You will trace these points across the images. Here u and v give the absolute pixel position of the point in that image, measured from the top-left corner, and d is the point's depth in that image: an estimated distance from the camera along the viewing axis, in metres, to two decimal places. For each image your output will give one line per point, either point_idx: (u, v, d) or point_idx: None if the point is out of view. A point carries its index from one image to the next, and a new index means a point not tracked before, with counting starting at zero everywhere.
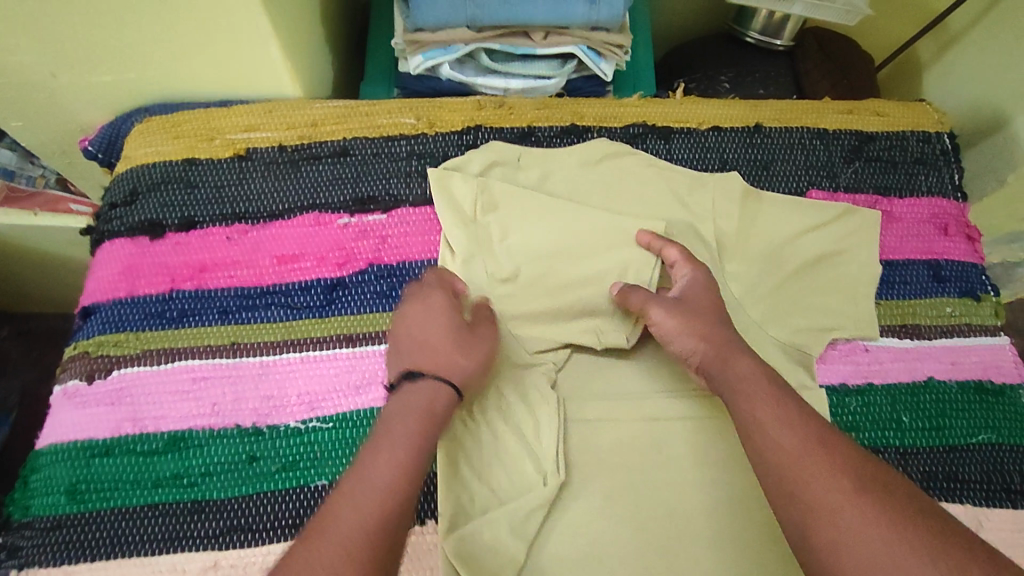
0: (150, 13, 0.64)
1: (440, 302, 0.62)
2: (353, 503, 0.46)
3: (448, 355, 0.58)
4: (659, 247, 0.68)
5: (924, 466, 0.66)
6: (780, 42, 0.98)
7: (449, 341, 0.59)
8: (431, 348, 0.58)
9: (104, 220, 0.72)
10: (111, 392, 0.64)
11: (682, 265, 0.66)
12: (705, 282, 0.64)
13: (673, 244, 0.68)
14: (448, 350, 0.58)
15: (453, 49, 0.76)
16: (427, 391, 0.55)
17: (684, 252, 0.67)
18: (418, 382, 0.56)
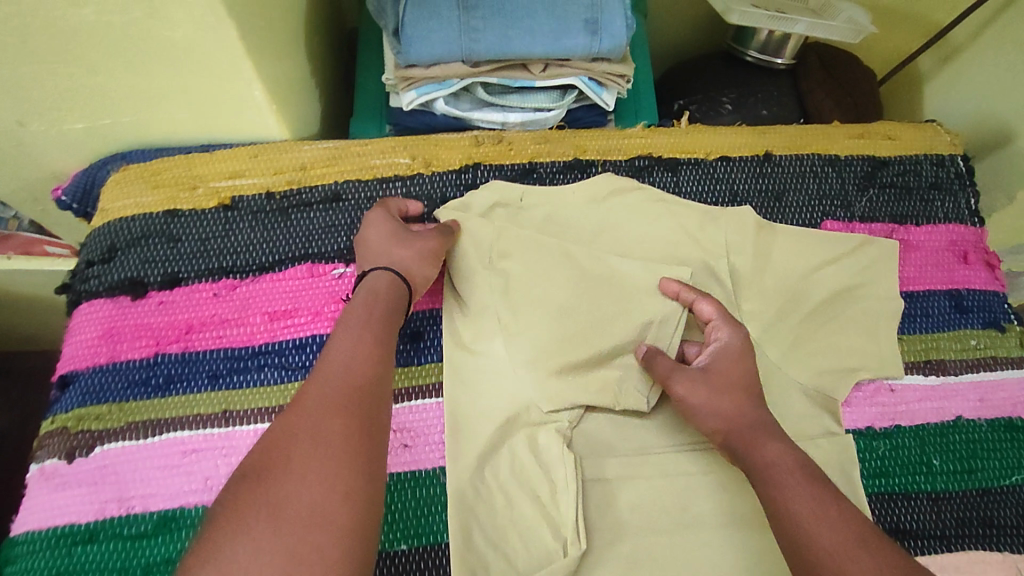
0: (122, 60, 0.59)
1: (382, 215, 0.66)
2: (324, 374, 0.51)
3: (395, 253, 0.62)
4: (690, 298, 0.66)
5: (958, 512, 0.64)
6: (780, 61, 0.94)
7: (393, 241, 0.63)
8: (375, 249, 0.63)
9: (80, 280, 0.67)
10: (95, 470, 0.60)
11: (719, 325, 0.64)
12: (738, 349, 0.63)
13: (706, 297, 0.66)
14: (393, 246, 0.63)
15: (447, 83, 0.72)
16: (378, 281, 0.60)
17: (718, 308, 0.65)
18: (367, 278, 0.60)
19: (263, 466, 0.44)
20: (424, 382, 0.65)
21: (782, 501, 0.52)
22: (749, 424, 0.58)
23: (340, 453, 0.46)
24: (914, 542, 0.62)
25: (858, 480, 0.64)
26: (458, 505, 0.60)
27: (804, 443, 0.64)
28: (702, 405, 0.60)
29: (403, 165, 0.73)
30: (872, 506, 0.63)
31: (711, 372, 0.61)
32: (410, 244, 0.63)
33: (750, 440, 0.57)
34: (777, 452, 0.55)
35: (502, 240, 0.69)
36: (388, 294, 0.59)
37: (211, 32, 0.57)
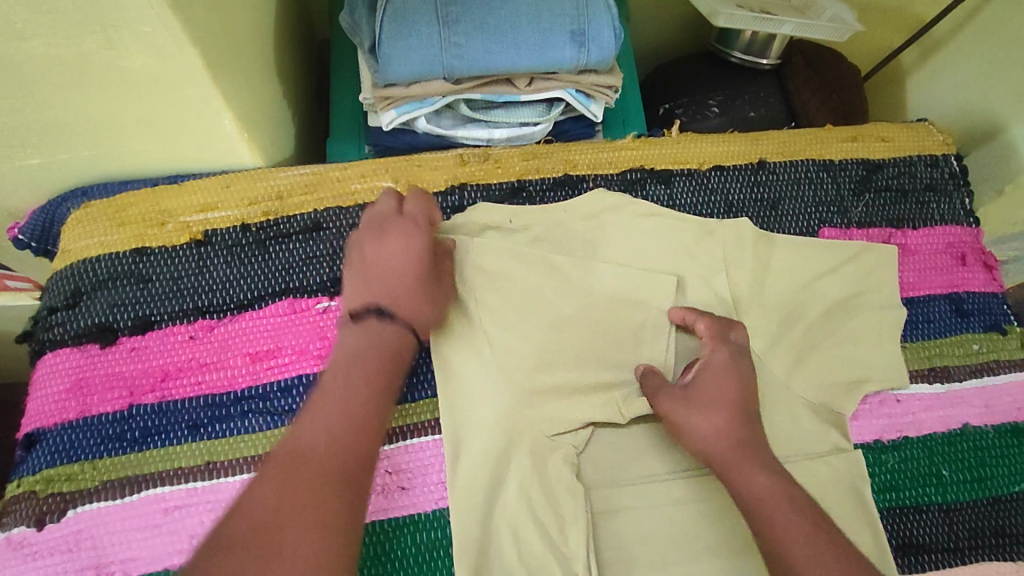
0: (76, 94, 0.55)
1: (418, 238, 0.61)
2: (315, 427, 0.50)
3: (406, 286, 0.58)
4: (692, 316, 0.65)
5: (969, 522, 0.63)
6: (765, 61, 0.91)
7: (407, 271, 0.59)
8: (393, 279, 0.58)
9: (43, 328, 0.63)
10: (68, 537, 0.56)
11: (708, 343, 0.62)
12: (724, 368, 0.61)
13: (704, 319, 0.64)
14: (405, 276, 0.59)
15: (429, 101, 0.68)
16: (400, 340, 0.57)
17: (713, 330, 0.63)
18: (386, 320, 0.57)
19: (256, 532, 0.44)
20: (422, 419, 0.62)
21: (778, 541, 0.51)
22: (733, 447, 0.56)
23: (333, 517, 0.46)
24: (928, 557, 0.61)
25: (870, 496, 0.62)
26: (465, 546, 0.57)
27: (813, 461, 0.63)
28: (682, 424, 0.58)
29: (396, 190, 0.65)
30: (885, 522, 0.62)
31: (693, 394, 0.59)
32: (432, 303, 0.61)
33: (731, 466, 0.55)
34: (767, 484, 0.54)
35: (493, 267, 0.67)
36: (400, 336, 0.57)
37: (173, 60, 0.53)
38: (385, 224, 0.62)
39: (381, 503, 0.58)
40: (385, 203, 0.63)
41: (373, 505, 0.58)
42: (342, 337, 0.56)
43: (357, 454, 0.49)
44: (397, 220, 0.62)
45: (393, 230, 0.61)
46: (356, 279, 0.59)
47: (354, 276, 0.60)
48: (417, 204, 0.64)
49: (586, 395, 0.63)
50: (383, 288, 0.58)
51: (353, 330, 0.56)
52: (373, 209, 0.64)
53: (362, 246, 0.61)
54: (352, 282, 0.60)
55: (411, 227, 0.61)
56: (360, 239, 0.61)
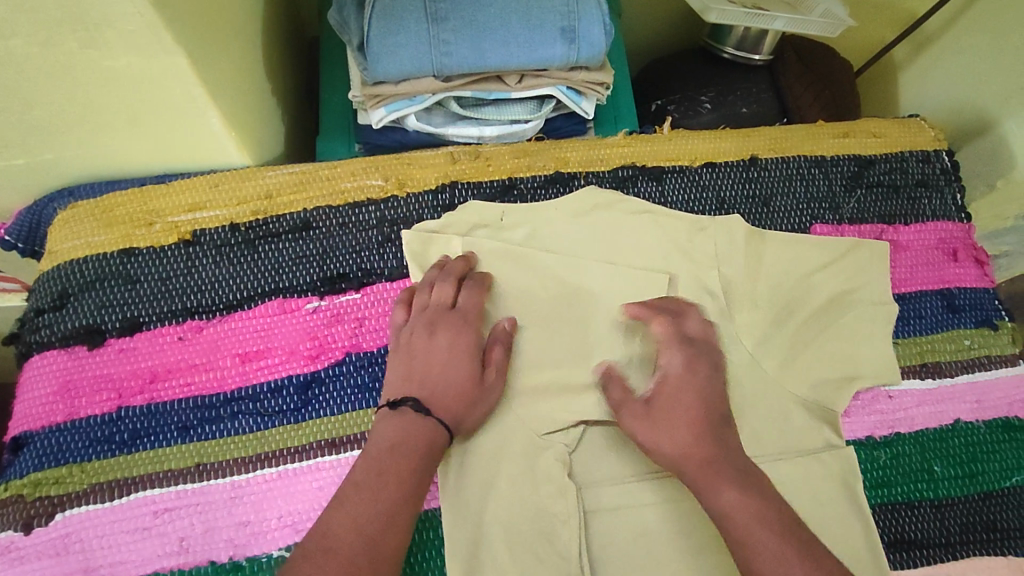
0: (59, 93, 0.54)
1: (467, 339, 0.61)
2: (343, 514, 0.50)
3: (449, 386, 0.59)
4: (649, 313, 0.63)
5: (961, 518, 0.63)
6: (758, 57, 0.90)
7: (455, 375, 0.59)
8: (437, 378, 0.59)
9: (30, 329, 0.62)
10: (56, 540, 0.55)
11: (666, 350, 0.60)
12: (680, 376, 0.59)
13: (660, 320, 0.62)
14: (450, 380, 0.59)
15: (418, 99, 0.68)
16: (429, 431, 0.56)
17: (667, 330, 0.61)
18: (422, 414, 0.56)
19: None
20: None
21: (754, 560, 0.49)
22: (702, 464, 0.54)
23: None
24: (920, 553, 0.61)
25: (861, 493, 0.62)
26: (456, 547, 0.57)
27: (804, 458, 0.63)
28: (647, 443, 0.57)
29: (458, 274, 0.65)
30: (876, 518, 0.62)
31: (655, 407, 0.58)
32: (469, 402, 0.59)
33: (700, 479, 0.54)
34: (733, 501, 0.52)
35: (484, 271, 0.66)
36: (435, 435, 0.56)
37: (158, 59, 0.52)
38: (438, 318, 0.62)
39: None
40: (442, 292, 0.63)
41: None
42: (378, 424, 0.57)
43: (385, 541, 0.49)
44: (449, 317, 0.62)
45: (443, 328, 0.61)
46: (401, 367, 0.60)
47: (397, 364, 0.60)
48: (471, 297, 0.64)
49: (577, 393, 0.64)
50: (425, 384, 0.58)
51: (390, 417, 0.57)
52: (428, 293, 0.64)
53: (410, 336, 0.61)
54: (395, 369, 0.60)
55: (460, 328, 0.62)
56: (411, 327, 0.62)
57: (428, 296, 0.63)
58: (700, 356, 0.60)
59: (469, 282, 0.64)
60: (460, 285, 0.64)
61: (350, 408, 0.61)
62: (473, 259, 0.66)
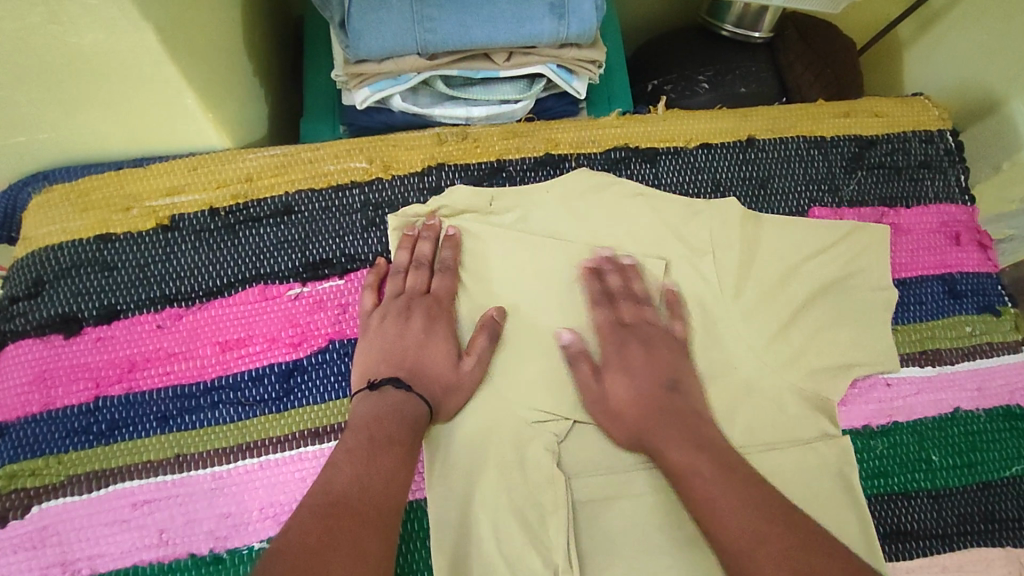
0: (25, 73, 0.52)
1: (443, 324, 0.61)
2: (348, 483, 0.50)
3: (425, 369, 0.59)
4: (603, 274, 0.65)
5: (958, 508, 0.61)
6: (758, 34, 0.87)
7: (433, 359, 0.59)
8: (416, 359, 0.59)
9: (5, 318, 0.61)
10: (34, 533, 0.54)
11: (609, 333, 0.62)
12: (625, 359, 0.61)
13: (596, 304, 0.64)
14: (430, 362, 0.59)
15: (403, 78, 0.65)
16: (411, 408, 0.56)
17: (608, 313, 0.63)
18: (403, 390, 0.56)
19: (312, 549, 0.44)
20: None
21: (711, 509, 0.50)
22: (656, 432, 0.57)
23: (375, 545, 0.47)
24: (916, 544, 0.60)
25: (858, 483, 0.61)
26: (443, 538, 0.56)
27: (799, 448, 0.61)
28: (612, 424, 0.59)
29: (425, 256, 0.64)
30: (872, 508, 0.61)
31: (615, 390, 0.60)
32: (449, 386, 0.59)
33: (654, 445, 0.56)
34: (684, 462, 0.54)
35: (468, 258, 0.65)
36: (418, 413, 0.56)
37: (126, 37, 0.50)
38: (413, 302, 0.61)
39: None
40: (413, 277, 0.63)
41: None
42: (360, 402, 0.56)
43: (379, 511, 0.49)
44: (423, 302, 0.62)
45: (417, 312, 0.61)
46: (372, 350, 0.59)
47: (369, 347, 0.59)
48: (444, 282, 0.63)
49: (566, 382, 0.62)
50: (405, 366, 0.58)
51: (368, 396, 0.56)
52: (399, 276, 0.63)
53: (381, 318, 0.60)
54: (364, 351, 0.59)
55: (435, 314, 0.61)
56: (382, 311, 0.61)
57: (400, 281, 0.63)
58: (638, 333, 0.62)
59: (439, 264, 0.64)
60: (431, 268, 0.64)
61: (335, 397, 0.59)
62: (435, 231, 0.64)
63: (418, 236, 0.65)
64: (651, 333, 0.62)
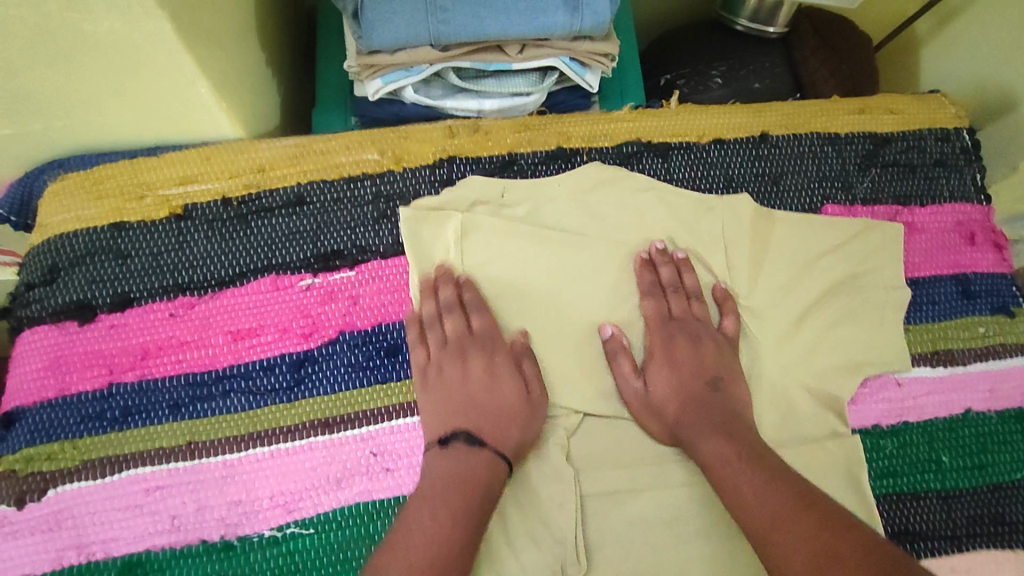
0: (44, 62, 0.52)
1: (500, 359, 0.61)
2: (420, 532, 0.50)
3: (493, 421, 0.58)
4: (658, 267, 0.66)
5: (968, 510, 0.61)
6: (772, 29, 0.86)
7: (502, 395, 0.60)
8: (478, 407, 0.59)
9: (21, 304, 0.61)
10: (49, 516, 0.55)
11: (655, 326, 0.64)
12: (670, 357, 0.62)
13: (648, 298, 0.65)
14: (499, 406, 0.59)
15: (416, 70, 0.65)
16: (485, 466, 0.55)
17: (659, 307, 0.64)
18: (476, 449, 0.56)
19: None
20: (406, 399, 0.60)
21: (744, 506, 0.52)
22: (693, 427, 0.58)
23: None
24: (924, 544, 0.60)
25: (867, 482, 0.60)
26: None
27: (807, 446, 0.61)
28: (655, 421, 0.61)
29: (452, 299, 0.63)
30: (881, 508, 0.61)
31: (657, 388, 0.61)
32: (527, 416, 0.59)
33: (694, 445, 0.58)
34: (719, 454, 0.55)
35: (477, 252, 0.65)
36: (495, 458, 0.56)
37: (143, 26, 0.50)
38: (464, 348, 0.61)
39: (366, 485, 0.57)
40: (451, 322, 0.62)
41: (356, 487, 0.57)
42: (433, 464, 0.55)
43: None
44: (475, 343, 0.62)
45: (474, 354, 0.61)
46: (440, 405, 0.59)
47: (437, 405, 0.59)
48: (483, 317, 0.63)
49: (575, 378, 0.63)
50: (476, 414, 0.59)
51: (441, 454, 0.56)
52: (437, 326, 0.62)
53: (441, 373, 0.60)
54: (428, 409, 0.59)
55: (491, 349, 0.62)
56: (438, 363, 0.61)
57: (440, 329, 0.62)
58: (687, 332, 0.63)
59: (469, 305, 0.63)
60: (463, 309, 0.63)
61: (345, 387, 0.60)
62: (452, 274, 0.64)
63: (437, 280, 0.63)
64: (701, 330, 0.63)
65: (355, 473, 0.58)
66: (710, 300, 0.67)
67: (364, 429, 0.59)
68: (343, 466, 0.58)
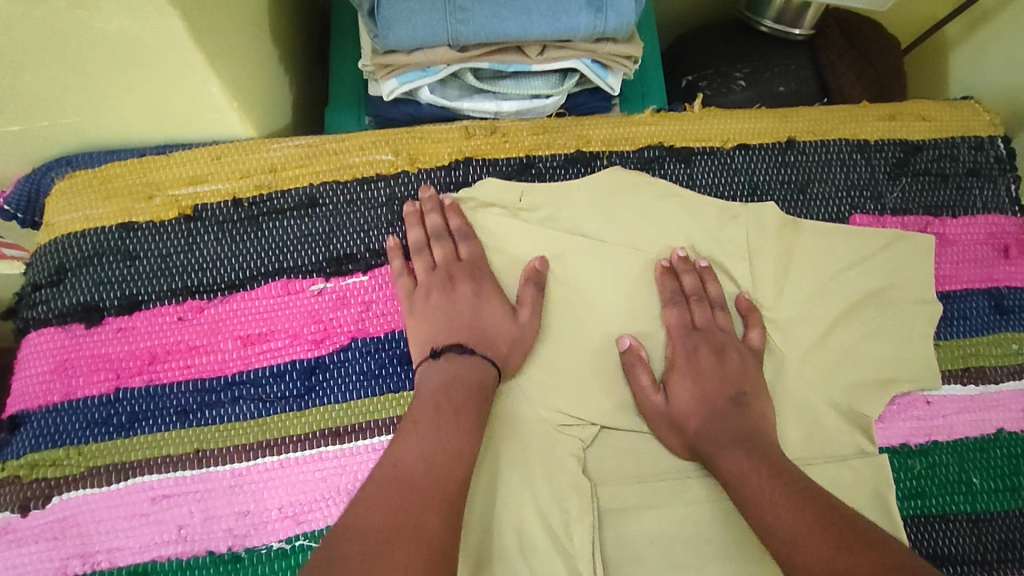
0: (51, 57, 0.51)
1: (487, 284, 0.61)
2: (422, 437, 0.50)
3: (486, 337, 0.58)
4: (680, 275, 0.64)
5: (999, 534, 0.59)
6: (798, 31, 0.83)
7: (491, 319, 0.59)
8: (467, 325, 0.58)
9: (26, 306, 0.60)
10: (54, 524, 0.54)
11: (677, 337, 0.61)
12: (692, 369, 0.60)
13: (670, 306, 0.62)
14: (488, 325, 0.59)
15: (432, 70, 0.63)
16: (479, 375, 0.55)
17: (683, 317, 0.62)
18: (466, 359, 0.56)
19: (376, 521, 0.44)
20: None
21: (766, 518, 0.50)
22: (715, 440, 0.56)
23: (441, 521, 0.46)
24: (953, 569, 0.57)
25: (894, 503, 0.58)
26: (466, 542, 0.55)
27: (833, 464, 0.59)
28: (676, 436, 0.59)
29: (437, 226, 0.63)
30: (908, 530, 0.58)
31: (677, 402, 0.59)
32: (514, 339, 0.59)
33: (715, 461, 0.55)
34: (743, 470, 0.53)
35: (485, 237, 0.64)
36: (483, 373, 0.56)
37: (153, 22, 0.48)
38: (452, 271, 0.61)
39: None
40: (439, 249, 0.62)
41: None
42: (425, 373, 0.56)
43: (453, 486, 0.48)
44: (463, 268, 0.61)
45: (462, 278, 0.61)
46: (428, 325, 0.58)
47: (425, 323, 0.58)
48: (470, 246, 0.63)
49: (592, 389, 0.61)
50: (464, 330, 0.58)
51: (433, 364, 0.56)
52: (424, 253, 0.62)
53: (429, 295, 0.60)
54: (418, 328, 0.58)
55: (478, 275, 0.61)
56: (426, 287, 0.60)
57: (428, 255, 0.62)
58: (710, 344, 0.61)
59: (457, 232, 0.63)
60: (451, 237, 0.63)
61: (356, 396, 0.58)
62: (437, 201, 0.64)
63: (424, 209, 0.63)
64: (726, 341, 0.61)
65: None
66: (734, 312, 0.64)
67: (376, 439, 0.57)
68: (354, 477, 0.56)
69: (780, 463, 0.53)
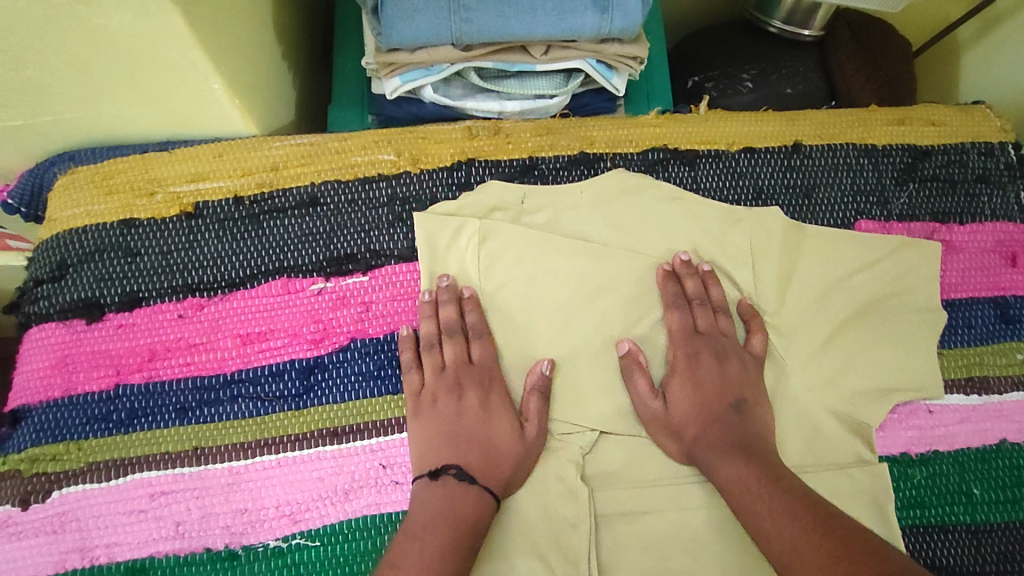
0: (54, 53, 0.51)
1: (500, 392, 0.59)
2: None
3: (488, 455, 0.56)
4: (682, 279, 0.63)
5: (998, 546, 0.58)
6: (807, 32, 0.82)
7: (496, 434, 0.57)
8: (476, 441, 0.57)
9: (28, 300, 0.60)
10: (53, 518, 0.54)
11: (679, 343, 0.61)
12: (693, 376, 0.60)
13: (674, 311, 0.62)
14: (492, 444, 0.57)
15: (435, 69, 0.63)
16: (476, 505, 0.53)
17: (686, 321, 0.62)
18: (465, 484, 0.54)
19: None
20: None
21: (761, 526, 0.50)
22: (714, 447, 0.56)
23: None
24: None
25: (893, 513, 0.58)
26: None
27: (831, 472, 0.59)
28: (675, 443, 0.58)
29: (451, 321, 0.61)
30: (906, 540, 0.58)
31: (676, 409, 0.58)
32: (518, 457, 0.57)
33: (712, 468, 0.55)
34: (740, 478, 0.53)
35: (497, 333, 0.62)
36: (483, 499, 0.54)
37: (155, 19, 0.48)
38: (462, 378, 0.59)
39: (374, 498, 0.56)
40: (450, 348, 0.60)
41: (364, 499, 0.55)
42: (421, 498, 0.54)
43: None
44: (471, 372, 0.60)
45: (470, 386, 0.59)
46: (431, 435, 0.57)
47: (427, 436, 0.57)
48: (483, 347, 0.61)
49: (590, 394, 0.61)
50: (469, 447, 0.57)
51: (429, 488, 0.54)
52: (435, 350, 0.60)
53: (435, 402, 0.58)
54: (421, 439, 0.57)
55: (488, 383, 0.60)
56: (432, 390, 0.58)
57: (439, 355, 0.60)
58: (711, 350, 0.60)
59: (473, 332, 0.61)
60: (465, 334, 0.61)
61: (354, 396, 0.58)
62: (457, 292, 0.62)
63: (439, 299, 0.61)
64: (728, 347, 0.61)
65: (363, 485, 0.56)
66: (736, 317, 0.64)
67: (374, 439, 0.57)
68: (351, 477, 0.56)
69: (778, 471, 0.53)
